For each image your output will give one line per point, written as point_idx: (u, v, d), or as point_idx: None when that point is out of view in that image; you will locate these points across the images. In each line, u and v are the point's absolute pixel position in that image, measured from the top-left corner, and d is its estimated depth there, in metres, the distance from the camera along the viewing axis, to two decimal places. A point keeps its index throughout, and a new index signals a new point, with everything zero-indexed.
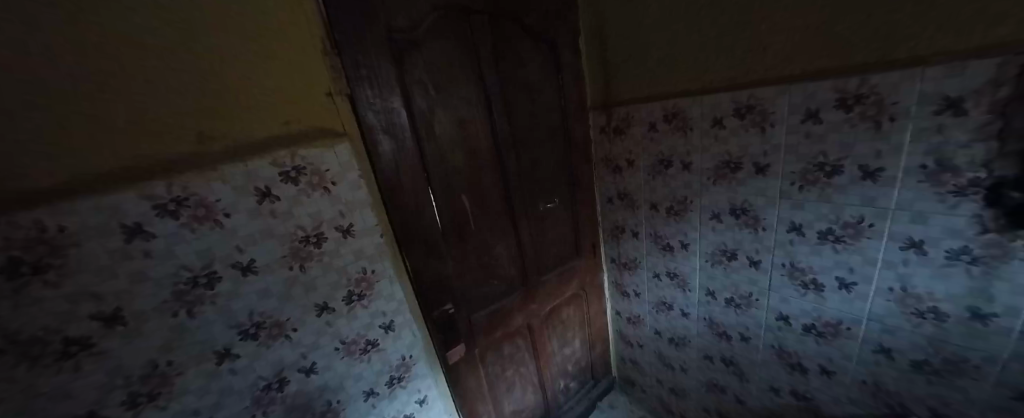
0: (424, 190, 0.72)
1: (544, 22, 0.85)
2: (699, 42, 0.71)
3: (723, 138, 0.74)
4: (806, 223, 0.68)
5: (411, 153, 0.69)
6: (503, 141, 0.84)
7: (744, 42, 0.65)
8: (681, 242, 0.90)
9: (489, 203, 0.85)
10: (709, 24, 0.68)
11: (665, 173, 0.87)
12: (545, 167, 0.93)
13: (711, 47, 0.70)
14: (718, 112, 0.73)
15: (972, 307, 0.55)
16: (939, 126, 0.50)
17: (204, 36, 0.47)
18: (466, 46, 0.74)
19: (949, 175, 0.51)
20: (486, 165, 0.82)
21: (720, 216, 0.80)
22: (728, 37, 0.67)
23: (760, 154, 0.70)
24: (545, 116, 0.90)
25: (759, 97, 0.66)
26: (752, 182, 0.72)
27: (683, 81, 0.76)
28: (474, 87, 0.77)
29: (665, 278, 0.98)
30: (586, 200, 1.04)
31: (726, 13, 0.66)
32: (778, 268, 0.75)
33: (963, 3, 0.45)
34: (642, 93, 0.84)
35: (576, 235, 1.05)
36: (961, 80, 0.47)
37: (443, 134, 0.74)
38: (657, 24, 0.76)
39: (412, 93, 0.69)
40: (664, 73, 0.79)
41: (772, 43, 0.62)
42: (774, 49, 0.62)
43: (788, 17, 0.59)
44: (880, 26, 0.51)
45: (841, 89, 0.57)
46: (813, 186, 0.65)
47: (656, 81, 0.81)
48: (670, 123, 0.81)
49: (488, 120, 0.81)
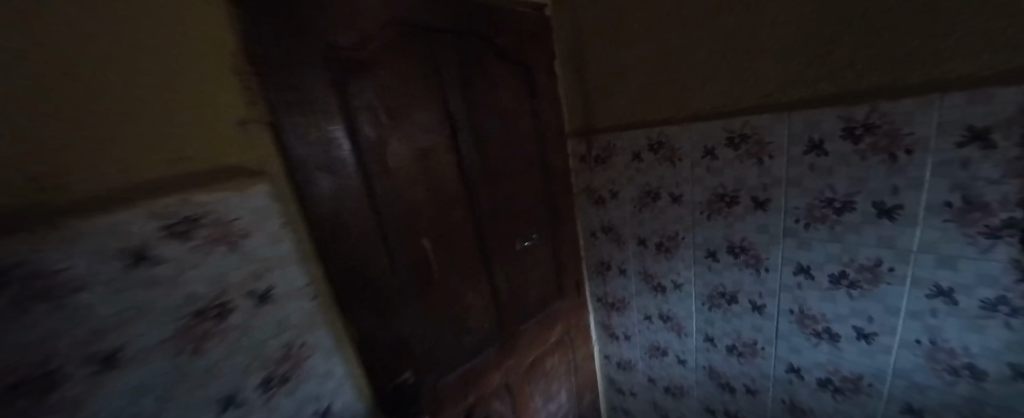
0: (375, 235, 0.59)
1: (517, 43, 0.77)
2: (688, 65, 0.64)
3: (716, 170, 0.66)
4: (815, 265, 0.59)
5: (359, 192, 0.57)
6: (472, 174, 0.73)
7: (734, 66, 0.59)
8: (673, 282, 0.81)
9: (455, 246, 0.72)
10: (695, 46, 0.63)
11: (653, 206, 0.78)
12: (520, 200, 0.83)
13: (702, 70, 0.63)
14: (709, 141, 0.65)
15: (1014, 365, 0.47)
16: (965, 159, 0.44)
17: (54, 32, 0.32)
18: (429, 67, 0.64)
19: (980, 214, 0.45)
20: (453, 202, 0.70)
21: (716, 255, 0.71)
22: (716, 60, 0.61)
23: (759, 188, 0.62)
24: (520, 145, 0.81)
25: (755, 125, 0.59)
26: (752, 218, 0.64)
27: (669, 108, 0.69)
28: (439, 114, 0.67)
29: (657, 321, 0.88)
30: (566, 236, 0.93)
31: (717, 34, 0.60)
32: (786, 316, 0.65)
33: (981, 25, 0.40)
34: (626, 119, 0.77)
35: (558, 275, 0.94)
36: (986, 109, 0.42)
37: (400, 167, 0.62)
38: (641, 45, 0.69)
39: (362, 120, 0.57)
40: (650, 98, 0.71)
41: (770, 66, 0.56)
42: (772, 73, 0.56)
43: (783, 40, 0.53)
44: (893, 47, 0.46)
45: (847, 117, 0.51)
46: (822, 223, 0.57)
47: (643, 107, 0.73)
48: (656, 153, 0.74)
49: (455, 150, 0.70)
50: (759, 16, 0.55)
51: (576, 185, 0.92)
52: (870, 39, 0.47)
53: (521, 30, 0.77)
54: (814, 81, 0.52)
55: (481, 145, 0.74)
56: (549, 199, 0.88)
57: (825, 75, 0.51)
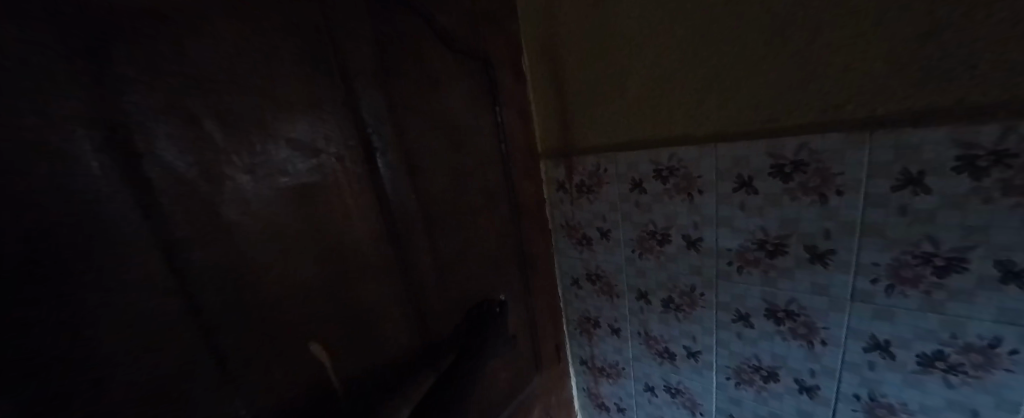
0: (201, 367, 0.29)
1: (468, 24, 0.52)
2: (716, 62, 0.46)
3: (752, 208, 0.48)
4: (897, 341, 0.43)
5: (153, 291, 0.26)
6: (401, 221, 0.45)
7: (788, 63, 0.41)
8: (686, 350, 0.62)
9: (380, 339, 0.44)
10: (729, 35, 0.44)
11: (659, 251, 0.59)
12: (478, 250, 0.57)
13: (738, 69, 0.44)
14: (744, 169, 0.47)
15: None
16: None
17: None
18: (319, 43, 0.36)
19: None
20: (374, 271, 0.43)
21: (749, 319, 0.53)
22: (758, 56, 0.42)
23: (817, 234, 0.44)
24: (477, 172, 0.56)
25: (818, 149, 0.41)
26: (804, 274, 0.47)
27: (686, 122, 0.50)
28: (343, 125, 0.39)
29: (662, 393, 0.69)
30: (539, 290, 0.70)
31: (761, 16, 0.41)
32: (848, 402, 0.49)
33: None
34: (623, 135, 0.57)
35: (534, 342, 0.69)
36: None
37: (264, 223, 0.32)
38: (645, 35, 0.50)
39: (155, 135, 0.26)
40: (657, 107, 0.52)
41: (847, 63, 0.38)
42: (850, 74, 0.38)
43: (864, 25, 0.36)
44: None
45: (966, 142, 0.34)
46: (913, 287, 0.40)
47: (646, 119, 0.54)
48: (666, 182, 0.54)
49: (373, 185, 0.42)
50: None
51: (551, 221, 0.70)
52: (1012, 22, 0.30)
53: (474, 4, 0.52)
54: (916, 86, 0.35)
55: (415, 175, 0.47)
56: (520, 242, 0.65)
57: (936, 76, 0.34)
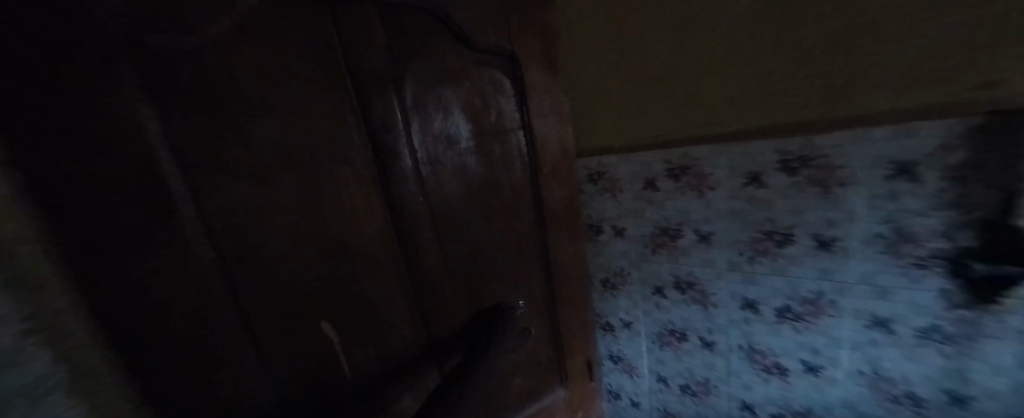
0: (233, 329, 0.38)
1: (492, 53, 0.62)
2: (663, 84, 0.60)
3: (658, 202, 0.64)
4: (759, 300, 0.58)
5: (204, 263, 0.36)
6: (408, 224, 0.55)
7: (712, 86, 0.55)
8: (622, 321, 0.78)
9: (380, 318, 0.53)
10: (682, 61, 0.57)
11: (596, 240, 0.77)
12: (485, 252, 0.66)
13: (688, 90, 0.58)
14: (649, 172, 0.64)
15: (949, 391, 0.46)
16: (896, 194, 0.44)
17: None
18: (339, 74, 0.47)
19: (910, 245, 0.44)
20: (377, 258, 0.52)
21: (664, 291, 0.69)
22: (704, 78, 0.56)
23: (701, 220, 0.60)
24: (486, 183, 0.65)
25: (694, 156, 0.58)
26: (696, 252, 0.62)
27: (647, 132, 0.64)
28: (355, 140, 0.48)
29: (609, 362, 0.84)
30: (561, 291, 0.76)
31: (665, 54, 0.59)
32: (736, 351, 0.63)
33: (925, 52, 0.39)
34: (608, 142, 0.70)
35: (551, 337, 0.77)
36: (913, 143, 0.41)
37: (292, 213, 0.43)
38: (620, 62, 0.65)
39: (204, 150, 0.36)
40: (632, 118, 0.65)
41: (721, 91, 0.54)
42: (716, 98, 0.55)
43: (756, 60, 0.50)
44: (855, 69, 0.43)
45: (783, 150, 0.50)
46: (764, 257, 0.56)
47: (623, 128, 0.67)
48: (597, 183, 0.73)
49: (383, 195, 0.52)
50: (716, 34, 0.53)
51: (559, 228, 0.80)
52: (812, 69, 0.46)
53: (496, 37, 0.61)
54: (749, 111, 0.53)
55: (425, 186, 0.56)
56: (539, 244, 0.73)
57: (768, 100, 0.51)
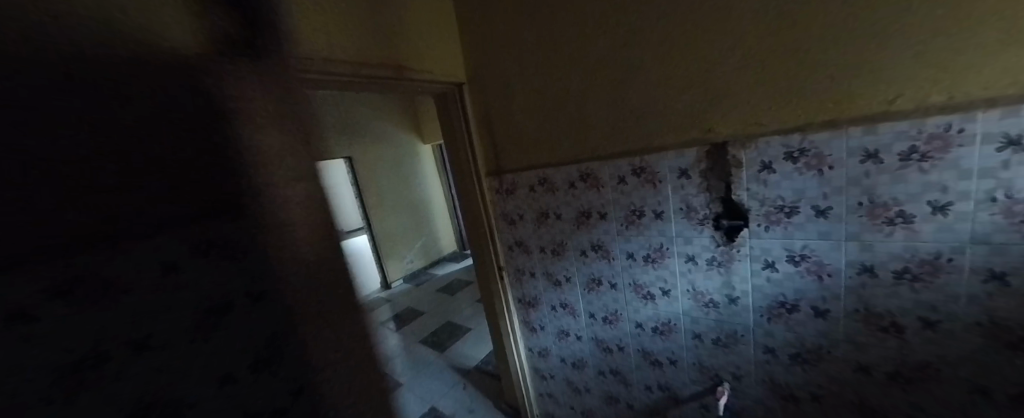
0: None
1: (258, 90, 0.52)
2: (652, 102, 0.83)
3: (576, 195, 1.01)
4: (634, 251, 0.95)
5: None
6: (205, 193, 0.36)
7: (675, 108, 0.81)
8: (565, 277, 1.13)
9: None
10: (669, 89, 0.80)
11: (587, 223, 1.02)
12: (163, 330, 0.43)
13: (664, 107, 0.82)
14: (569, 177, 1.01)
15: (727, 294, 0.86)
16: (683, 184, 0.83)
17: None
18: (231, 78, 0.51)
19: (693, 212, 0.84)
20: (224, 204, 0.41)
21: (586, 252, 1.05)
22: (671, 102, 0.81)
23: (600, 205, 0.98)
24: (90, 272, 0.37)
25: (590, 168, 0.96)
26: (600, 225, 0.99)
27: (625, 142, 0.90)
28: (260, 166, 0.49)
29: (559, 309, 1.19)
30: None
31: (572, 104, 0.95)
32: (628, 287, 1.00)
33: (687, 112, 0.80)
34: (608, 145, 0.93)
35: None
36: (683, 159, 0.82)
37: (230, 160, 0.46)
38: (641, 75, 0.83)
39: None
40: (625, 126, 0.89)
41: (679, 114, 0.81)
42: (599, 127, 0.92)
43: (695, 98, 0.78)
44: (673, 117, 0.82)
45: (632, 163, 0.89)
46: (633, 225, 0.93)
47: (626, 132, 0.89)
48: (585, 182, 0.98)
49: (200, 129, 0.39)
50: (601, 91, 0.89)
51: (504, 211, 1.21)
52: (652, 117, 0.84)
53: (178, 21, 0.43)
54: (627, 140, 0.89)
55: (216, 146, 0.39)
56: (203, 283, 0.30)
57: (634, 134, 0.88)
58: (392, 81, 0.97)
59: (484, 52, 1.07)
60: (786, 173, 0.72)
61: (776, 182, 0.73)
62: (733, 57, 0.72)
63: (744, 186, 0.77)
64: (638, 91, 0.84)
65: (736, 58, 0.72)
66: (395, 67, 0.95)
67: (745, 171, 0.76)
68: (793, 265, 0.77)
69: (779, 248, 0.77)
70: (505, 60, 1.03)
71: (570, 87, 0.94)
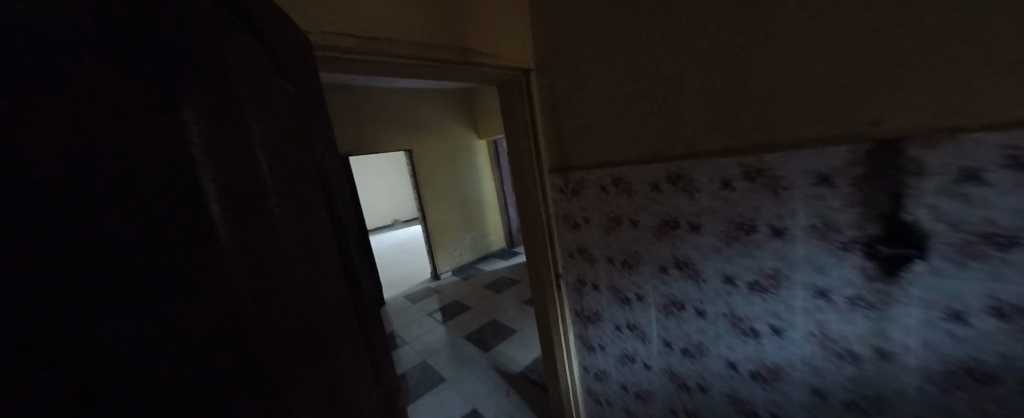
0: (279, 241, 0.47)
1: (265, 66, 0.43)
2: (783, 85, 0.64)
3: (660, 200, 0.84)
4: (736, 275, 0.76)
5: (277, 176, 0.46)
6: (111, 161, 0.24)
7: (819, 93, 0.61)
8: (636, 294, 0.96)
9: (343, 303, 0.53)
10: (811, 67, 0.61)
11: (671, 234, 0.84)
12: None
13: (799, 90, 0.63)
14: (654, 178, 0.84)
15: (875, 346, 0.64)
16: (821, 194, 0.62)
17: None
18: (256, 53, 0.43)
19: (833, 233, 0.63)
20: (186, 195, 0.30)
21: (666, 269, 0.87)
22: (814, 83, 0.61)
23: (693, 215, 0.79)
24: None
25: (685, 168, 0.78)
26: (689, 239, 0.81)
27: (738, 136, 0.71)
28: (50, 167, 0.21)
29: (626, 329, 1.03)
30: None
31: (665, 89, 0.79)
32: (721, 318, 0.81)
33: (838, 96, 0.59)
34: (714, 140, 0.74)
35: None
36: (826, 160, 0.61)
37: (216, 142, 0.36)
38: (770, 49, 0.64)
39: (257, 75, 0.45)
40: (739, 115, 0.70)
41: (824, 99, 0.61)
42: (700, 116, 0.75)
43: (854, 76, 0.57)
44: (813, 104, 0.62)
45: (745, 163, 0.70)
46: (737, 242, 0.74)
47: (743, 124, 0.70)
48: (674, 184, 0.81)
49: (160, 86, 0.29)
50: (708, 73, 0.72)
51: (567, 212, 1.07)
52: (782, 105, 0.65)
53: None
54: (742, 135, 0.70)
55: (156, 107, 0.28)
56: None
57: (754, 126, 0.69)
58: (457, 66, 0.89)
59: (559, 31, 0.94)
60: (1004, 187, 0.48)
61: (987, 200, 0.50)
62: (926, 17, 0.51)
63: (927, 202, 0.54)
64: (760, 71, 0.66)
65: (931, 18, 0.50)
66: (462, 50, 0.87)
67: (929, 181, 0.53)
68: (998, 321, 0.52)
69: (978, 294, 0.53)
70: (585, 40, 0.90)
71: (665, 69, 0.78)
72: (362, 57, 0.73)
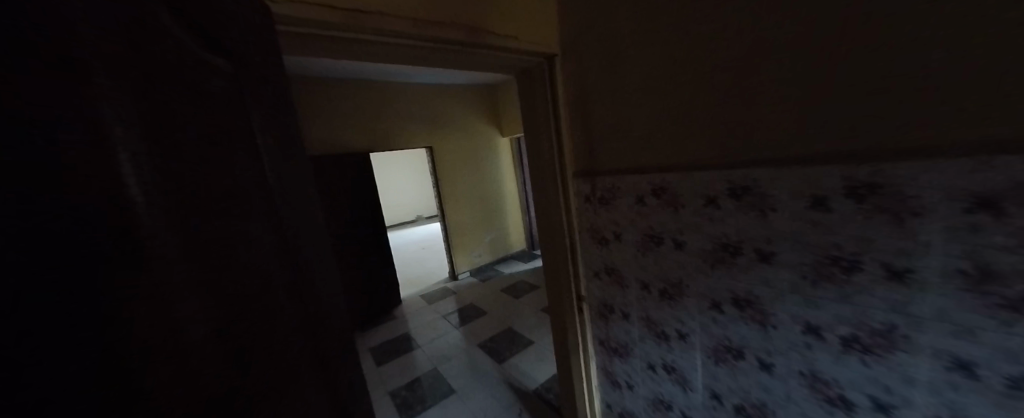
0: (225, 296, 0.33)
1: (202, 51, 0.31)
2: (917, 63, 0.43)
3: (717, 219, 0.65)
4: (824, 325, 0.57)
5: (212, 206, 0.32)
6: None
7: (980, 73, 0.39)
8: (677, 332, 0.78)
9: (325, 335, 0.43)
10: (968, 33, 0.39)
11: (730, 263, 0.65)
12: None
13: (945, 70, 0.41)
14: (710, 190, 0.65)
15: None
16: (977, 226, 0.42)
17: None
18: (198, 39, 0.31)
19: (993, 284, 0.42)
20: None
21: (721, 306, 0.69)
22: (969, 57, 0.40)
23: (762, 241, 0.60)
24: None
25: (756, 178, 0.59)
26: (757, 271, 0.62)
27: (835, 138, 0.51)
28: None
29: (661, 371, 0.84)
30: None
31: (725, 73, 0.60)
32: (796, 377, 0.62)
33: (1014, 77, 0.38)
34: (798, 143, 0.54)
35: None
36: (988, 176, 0.40)
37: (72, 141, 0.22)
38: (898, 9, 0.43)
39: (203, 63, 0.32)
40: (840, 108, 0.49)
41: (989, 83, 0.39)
42: (776, 109, 0.55)
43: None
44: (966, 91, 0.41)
45: (848, 176, 0.50)
46: (829, 282, 0.55)
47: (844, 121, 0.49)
48: (738, 199, 0.62)
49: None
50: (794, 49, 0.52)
51: (595, 225, 0.90)
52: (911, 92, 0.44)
53: None
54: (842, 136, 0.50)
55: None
56: None
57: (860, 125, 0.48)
58: (465, 50, 0.75)
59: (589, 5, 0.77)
60: None
61: None
62: None
63: None
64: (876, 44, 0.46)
65: None
66: (468, 29, 0.72)
67: None
68: None
69: None
70: (619, 15, 0.72)
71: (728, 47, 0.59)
72: (345, 34, 0.60)
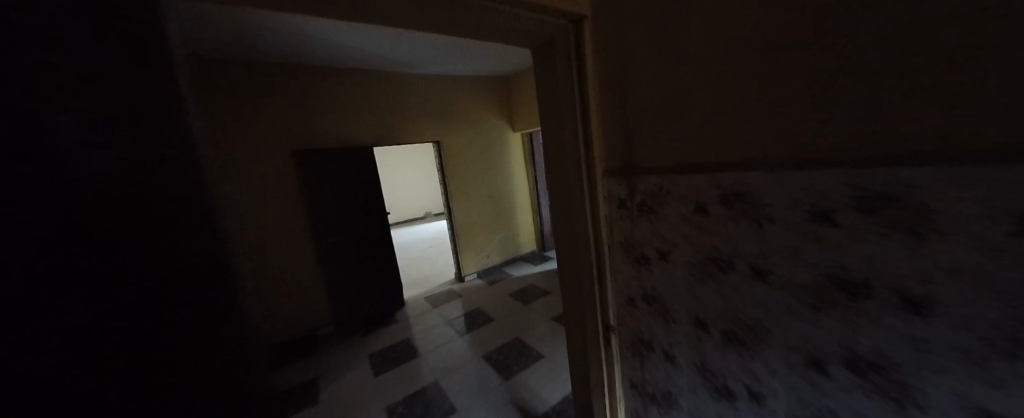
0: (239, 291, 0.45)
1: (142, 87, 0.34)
2: None
3: (827, 244, 0.42)
4: None
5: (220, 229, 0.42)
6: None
7: None
8: (749, 390, 0.57)
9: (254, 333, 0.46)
10: None
11: (846, 309, 0.43)
12: None
13: None
14: (814, 199, 0.42)
15: None
16: None
17: None
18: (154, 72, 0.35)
19: None
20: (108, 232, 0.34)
21: (825, 367, 0.47)
22: None
23: (911, 283, 0.36)
24: None
25: (908, 178, 0.34)
26: (896, 327, 0.39)
27: None
28: None
29: None
30: None
31: (843, 8, 0.37)
32: None
33: None
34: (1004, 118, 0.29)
35: None
36: None
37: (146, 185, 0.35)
38: None
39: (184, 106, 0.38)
40: None
41: None
42: (945, 59, 0.31)
43: None
44: None
45: None
46: None
47: None
48: (867, 214, 0.38)
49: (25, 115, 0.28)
50: None
51: (632, 239, 0.70)
52: None
53: None
54: None
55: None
56: None
57: None
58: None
59: None
60: None
61: None
62: None
63: None
64: None
65: None
66: None
67: None
68: None
69: None
70: None
71: None
72: None
